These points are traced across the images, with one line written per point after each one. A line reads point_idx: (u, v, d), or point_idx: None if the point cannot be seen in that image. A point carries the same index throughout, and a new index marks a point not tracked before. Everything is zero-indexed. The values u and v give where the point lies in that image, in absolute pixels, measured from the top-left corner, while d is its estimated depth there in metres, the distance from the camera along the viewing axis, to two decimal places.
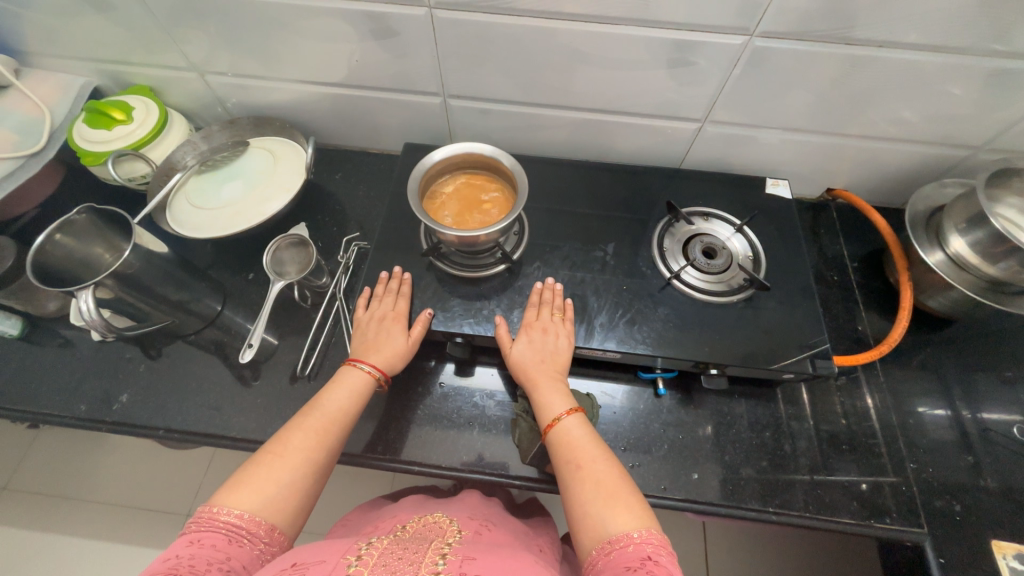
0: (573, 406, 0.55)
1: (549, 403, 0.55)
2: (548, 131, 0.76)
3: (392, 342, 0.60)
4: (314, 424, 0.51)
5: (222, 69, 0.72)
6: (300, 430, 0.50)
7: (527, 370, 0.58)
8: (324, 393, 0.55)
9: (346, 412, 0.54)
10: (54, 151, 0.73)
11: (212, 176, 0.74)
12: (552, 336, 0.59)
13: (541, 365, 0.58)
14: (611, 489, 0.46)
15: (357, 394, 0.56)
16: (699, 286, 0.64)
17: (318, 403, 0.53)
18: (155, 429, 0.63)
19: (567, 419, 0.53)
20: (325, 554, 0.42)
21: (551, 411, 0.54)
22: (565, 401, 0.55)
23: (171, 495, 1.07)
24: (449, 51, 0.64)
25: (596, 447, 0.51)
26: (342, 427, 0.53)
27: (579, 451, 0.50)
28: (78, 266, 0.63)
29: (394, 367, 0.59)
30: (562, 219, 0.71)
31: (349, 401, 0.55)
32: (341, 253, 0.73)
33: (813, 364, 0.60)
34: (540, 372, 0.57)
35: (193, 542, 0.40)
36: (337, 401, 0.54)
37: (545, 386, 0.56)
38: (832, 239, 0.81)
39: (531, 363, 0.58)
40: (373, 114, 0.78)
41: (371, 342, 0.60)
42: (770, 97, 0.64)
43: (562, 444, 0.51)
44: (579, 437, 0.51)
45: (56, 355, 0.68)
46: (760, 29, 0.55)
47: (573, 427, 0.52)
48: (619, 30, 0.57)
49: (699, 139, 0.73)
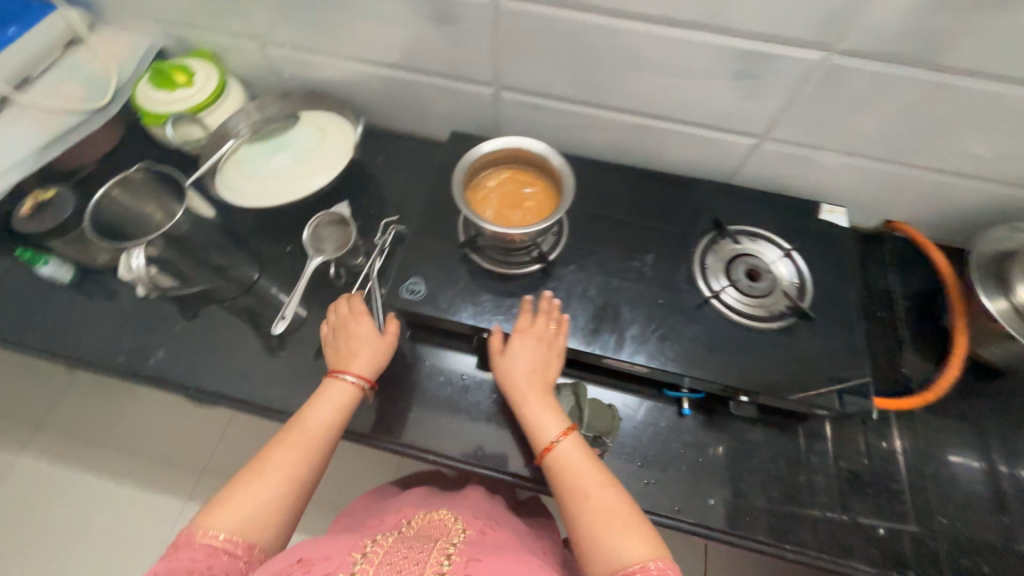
0: (567, 426, 0.54)
1: (542, 426, 0.54)
2: (597, 133, 0.74)
3: (370, 347, 0.59)
4: (296, 441, 0.51)
5: (281, 41, 0.73)
6: (283, 448, 0.51)
7: (520, 390, 0.56)
8: (310, 406, 0.55)
9: (333, 424, 0.54)
10: (117, 108, 0.76)
11: (261, 146, 0.75)
12: (546, 349, 0.58)
13: (531, 381, 0.56)
14: (615, 518, 0.46)
15: (341, 407, 0.55)
16: (738, 309, 0.62)
17: (303, 418, 0.53)
18: (186, 386, 0.66)
19: (563, 443, 0.52)
20: (330, 551, 0.45)
21: (544, 435, 0.53)
22: (557, 422, 0.54)
23: (191, 449, 1.12)
24: (507, 42, 0.63)
25: (593, 470, 0.50)
26: (326, 442, 0.53)
27: (578, 479, 0.49)
28: (131, 222, 0.66)
29: (375, 371, 0.59)
30: (602, 224, 0.69)
31: (335, 414, 0.54)
32: (378, 236, 0.74)
33: (842, 400, 0.58)
34: (530, 391, 0.56)
35: (173, 561, 0.43)
36: (322, 415, 0.54)
37: (537, 406, 0.55)
38: (884, 274, 0.76)
39: (523, 381, 0.56)
40: (421, 98, 0.77)
41: (352, 350, 0.59)
42: (837, 118, 0.61)
43: (560, 472, 0.51)
44: (576, 462, 0.51)
45: (100, 305, 0.71)
46: (840, 46, 0.53)
47: (568, 451, 0.52)
48: (687, 34, 0.55)
49: (754, 156, 0.70)
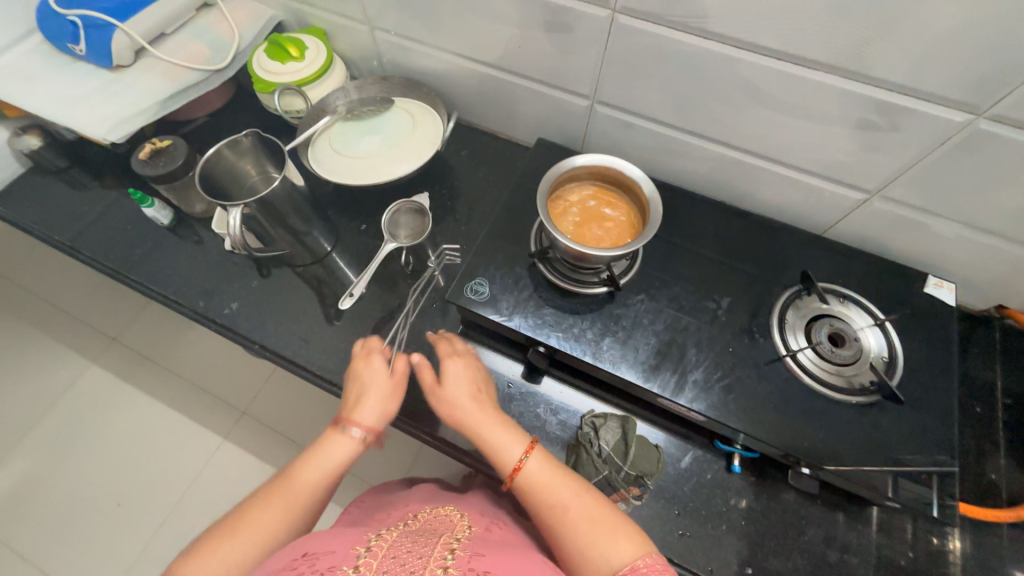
0: (528, 442, 0.52)
1: (500, 453, 0.51)
2: (690, 162, 0.71)
3: (377, 391, 0.55)
4: (280, 501, 0.48)
5: (390, 27, 0.75)
6: (264, 508, 0.47)
7: (461, 419, 0.53)
8: (302, 462, 0.51)
9: (321, 487, 0.50)
10: (233, 70, 0.81)
11: (355, 126, 0.78)
12: (473, 370, 0.58)
13: (465, 404, 0.54)
14: (595, 525, 0.45)
15: (336, 463, 0.51)
16: (816, 375, 0.57)
17: (292, 476, 0.50)
18: (252, 341, 0.69)
19: (527, 463, 0.50)
20: (335, 544, 0.43)
21: (505, 462, 0.50)
22: (515, 445, 0.51)
23: (235, 394, 1.18)
24: (615, 57, 0.61)
25: (564, 481, 0.49)
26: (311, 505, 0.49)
27: (552, 492, 0.48)
28: (231, 181, 0.69)
29: (381, 423, 0.55)
30: (679, 258, 0.66)
31: (327, 475, 0.51)
32: (432, 261, 0.74)
33: (895, 486, 0.54)
34: (474, 413, 0.53)
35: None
36: (312, 475, 0.50)
37: (492, 433, 0.52)
38: (983, 364, 0.69)
39: (461, 406, 0.54)
40: (514, 100, 0.77)
41: (359, 396, 0.55)
42: (969, 187, 0.55)
43: (532, 491, 0.49)
44: (545, 477, 0.49)
45: (188, 250, 0.76)
46: (992, 111, 0.47)
47: (535, 469, 0.49)
48: (814, 75, 0.52)
49: (859, 212, 0.65)
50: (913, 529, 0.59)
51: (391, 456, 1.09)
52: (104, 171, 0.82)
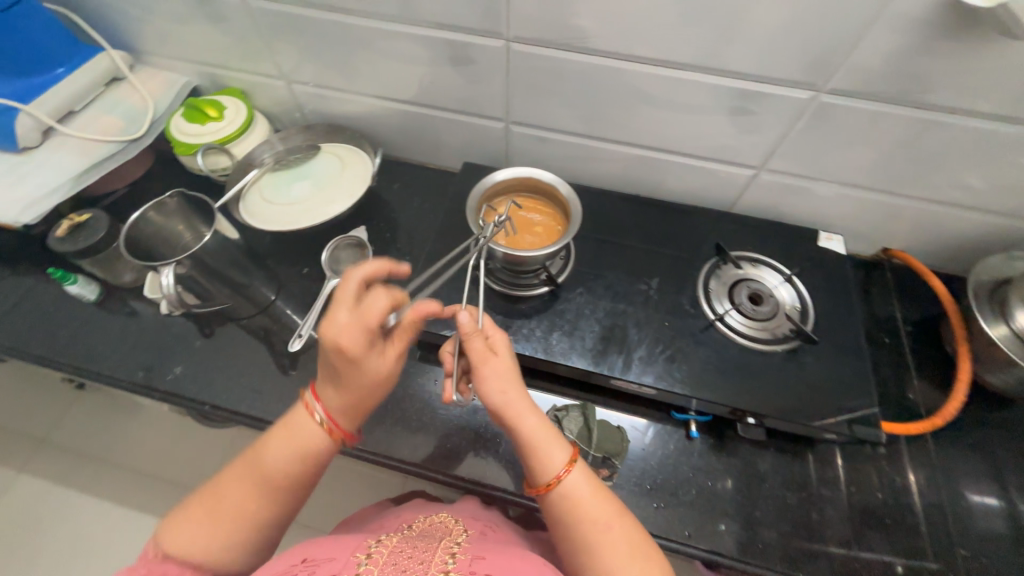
0: (571, 458, 0.48)
1: (545, 459, 0.47)
2: (603, 164, 0.78)
3: (359, 382, 0.47)
4: (247, 476, 0.48)
5: (306, 79, 0.79)
6: (234, 484, 0.47)
7: (506, 412, 0.48)
8: (270, 441, 0.49)
9: (286, 471, 0.48)
10: (151, 138, 0.81)
11: (284, 175, 0.80)
12: (503, 370, 0.50)
13: (511, 395, 0.49)
14: (631, 550, 0.44)
15: (306, 454, 0.49)
16: (742, 332, 0.64)
17: (260, 454, 0.48)
18: (201, 402, 0.67)
19: (570, 476, 0.47)
20: (335, 553, 0.44)
21: (549, 469, 0.47)
22: (562, 454, 0.48)
23: (191, 473, 1.10)
24: (518, 80, 0.68)
25: (605, 501, 0.47)
26: (276, 489, 0.48)
27: (592, 510, 0.46)
28: (161, 242, 0.68)
29: (353, 417, 0.50)
30: (608, 250, 0.72)
31: (292, 465, 0.48)
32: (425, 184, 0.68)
33: (851, 428, 0.59)
34: (519, 411, 0.48)
35: (156, 560, 0.44)
36: (276, 461, 0.48)
37: (538, 440, 0.48)
38: (884, 301, 0.78)
39: (511, 399, 0.48)
40: (436, 131, 0.82)
41: (337, 377, 0.48)
42: (831, 151, 0.65)
43: (569, 504, 0.46)
44: (587, 493, 0.47)
45: (121, 322, 0.73)
46: (828, 85, 0.57)
47: (577, 484, 0.47)
48: (685, 74, 0.60)
49: (753, 186, 0.74)
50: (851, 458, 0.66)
51: None
52: (16, 256, 0.78)
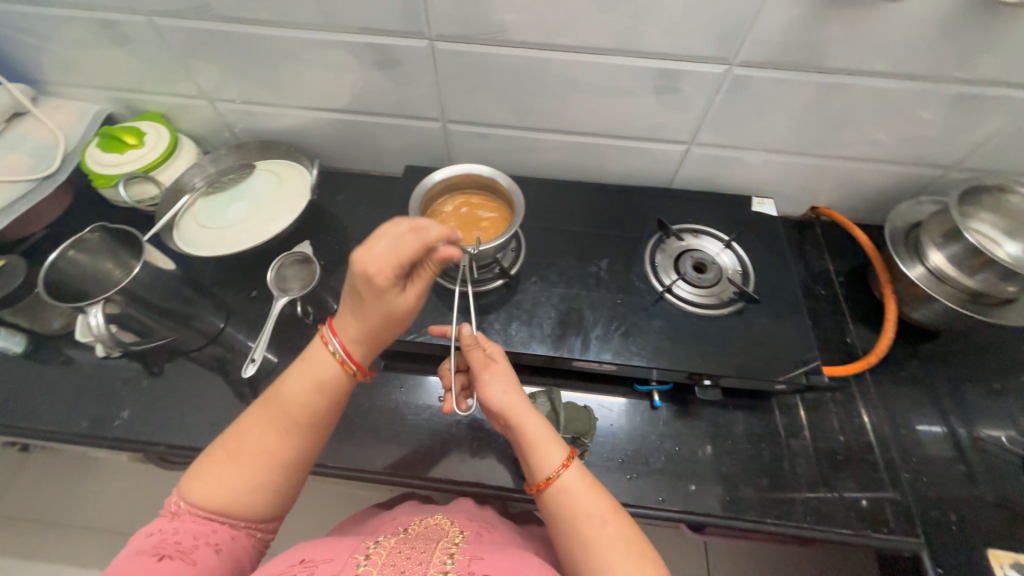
0: (568, 457, 0.49)
1: (544, 456, 0.48)
2: (543, 154, 0.79)
3: (380, 310, 0.47)
4: (268, 418, 0.48)
5: (230, 96, 0.76)
6: (255, 431, 0.47)
7: (507, 411, 0.50)
8: (287, 378, 0.49)
9: (308, 407, 0.48)
10: (66, 173, 0.76)
11: (219, 198, 0.77)
12: (501, 373, 0.52)
13: (512, 395, 0.51)
14: (627, 549, 0.44)
15: (324, 386, 0.49)
16: (691, 300, 0.67)
17: (279, 394, 0.48)
18: (156, 444, 0.64)
19: (566, 474, 0.48)
20: (334, 555, 0.43)
21: (546, 465, 0.48)
22: (559, 452, 0.49)
23: None
24: (448, 79, 0.68)
25: (601, 498, 0.47)
26: (299, 427, 0.48)
27: (588, 507, 0.46)
28: (88, 282, 0.65)
29: (371, 348, 0.50)
30: (558, 238, 0.74)
31: (314, 400, 0.48)
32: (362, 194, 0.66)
33: (808, 375, 0.63)
34: (517, 408, 0.50)
35: (174, 518, 0.44)
36: (297, 398, 0.48)
37: (537, 439, 0.49)
38: (818, 256, 0.84)
39: (512, 399, 0.51)
40: (374, 138, 0.81)
41: (358, 309, 0.48)
42: (751, 120, 0.68)
43: (566, 500, 0.47)
44: (584, 490, 0.47)
45: (57, 373, 0.69)
46: (738, 59, 0.60)
47: (574, 481, 0.48)
48: (607, 59, 0.62)
49: (687, 161, 0.77)
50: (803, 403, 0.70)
51: None
52: None
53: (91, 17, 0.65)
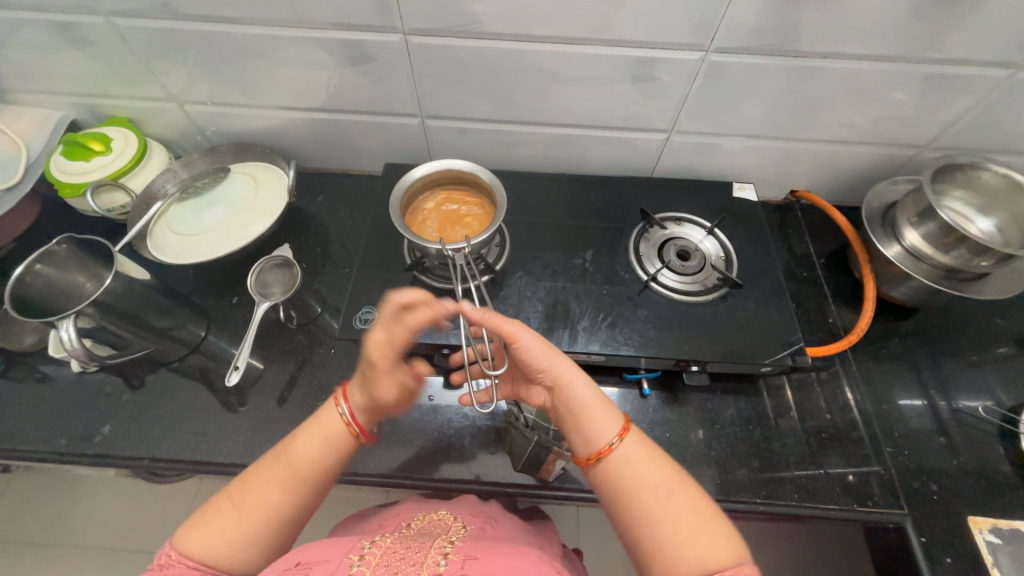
0: (624, 426, 0.47)
1: (600, 421, 0.47)
2: (525, 147, 0.79)
3: (378, 391, 0.48)
4: (279, 468, 0.47)
5: (200, 98, 0.73)
6: (266, 476, 0.46)
7: (556, 375, 0.49)
8: (301, 430, 0.49)
9: (318, 463, 0.48)
10: (31, 183, 0.73)
11: (193, 203, 0.75)
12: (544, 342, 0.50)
13: (558, 359, 0.50)
14: (699, 521, 0.41)
15: (333, 445, 0.49)
16: (675, 288, 0.67)
17: (291, 445, 0.48)
18: (140, 459, 0.62)
19: (626, 441, 0.46)
20: (330, 554, 0.43)
21: (604, 431, 0.46)
22: (616, 419, 0.47)
23: (154, 536, 1.03)
24: (425, 74, 0.67)
25: (664, 468, 0.45)
26: (309, 479, 0.47)
27: (652, 477, 0.44)
28: (59, 295, 0.63)
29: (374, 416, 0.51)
30: (542, 231, 0.74)
31: (324, 452, 0.48)
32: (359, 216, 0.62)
33: (794, 359, 0.63)
34: (564, 375, 0.49)
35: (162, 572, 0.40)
36: (309, 452, 0.48)
37: (592, 405, 0.48)
38: (799, 238, 0.85)
39: (559, 362, 0.50)
40: (352, 136, 0.80)
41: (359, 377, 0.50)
42: (729, 107, 0.69)
43: (626, 470, 0.45)
44: (644, 459, 0.45)
45: (33, 390, 0.67)
46: (714, 45, 0.60)
47: (633, 450, 0.45)
48: (584, 49, 0.61)
49: (667, 149, 0.77)
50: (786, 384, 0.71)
51: None
52: None
53: (46, 19, 0.62)
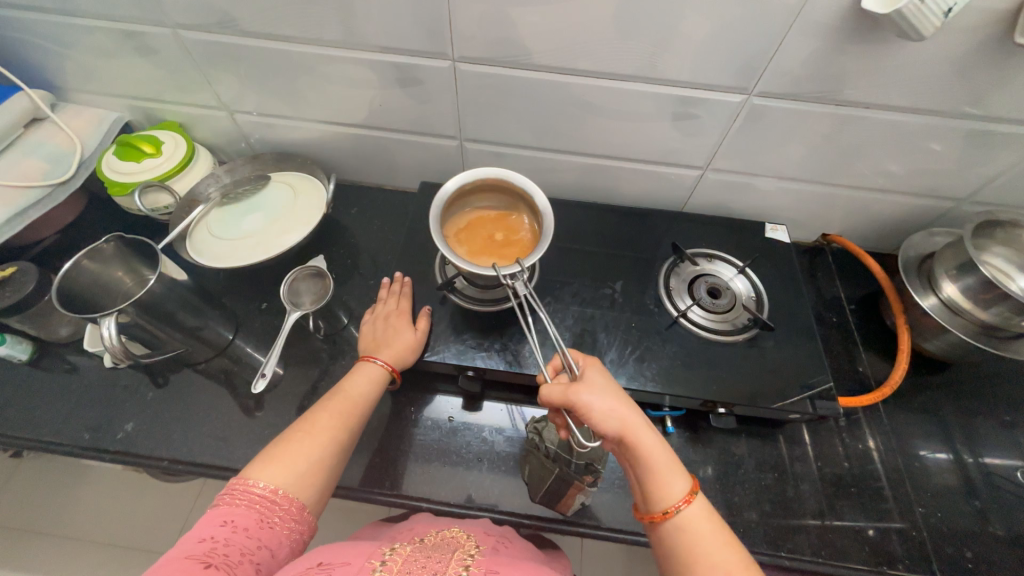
0: (689, 494, 0.45)
1: (663, 483, 0.45)
2: (561, 174, 0.80)
3: (401, 337, 0.62)
4: (337, 405, 0.53)
5: (250, 108, 0.76)
6: (326, 412, 0.52)
7: (624, 432, 0.47)
8: (346, 379, 0.57)
9: (368, 398, 0.56)
10: (82, 179, 0.76)
11: (234, 209, 0.77)
12: (613, 399, 0.48)
13: (627, 415, 0.47)
14: None
15: (375, 381, 0.58)
16: (704, 325, 0.67)
17: (341, 387, 0.56)
18: (159, 459, 0.62)
19: (689, 509, 0.44)
20: (350, 557, 0.41)
21: (666, 494, 0.45)
22: (682, 483, 0.45)
23: (150, 534, 1.03)
24: (469, 99, 0.69)
25: (729, 548, 0.42)
26: (362, 411, 0.55)
27: (712, 553, 0.42)
28: (98, 291, 0.64)
29: (405, 361, 0.61)
30: (571, 257, 0.74)
31: (370, 387, 0.57)
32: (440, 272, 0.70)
33: (814, 405, 0.62)
34: (634, 434, 0.47)
35: (226, 523, 0.41)
36: (359, 387, 0.56)
37: (659, 462, 0.46)
38: (828, 283, 0.84)
39: (627, 416, 0.47)
40: (391, 153, 0.82)
41: (381, 341, 0.62)
42: (767, 148, 0.69)
43: (685, 538, 0.43)
44: (709, 532, 0.43)
45: (61, 382, 0.68)
46: (757, 89, 0.61)
47: (696, 519, 0.44)
48: (629, 85, 0.63)
49: (701, 185, 0.78)
50: (806, 430, 0.70)
51: None
52: None
53: (116, 28, 0.65)
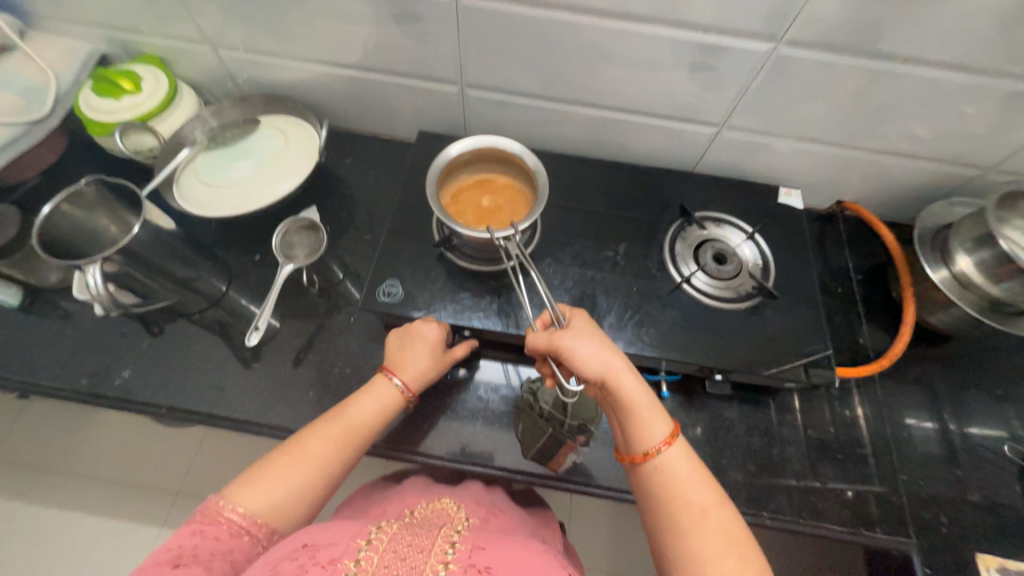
0: (670, 436, 0.46)
1: (645, 426, 0.46)
2: (567, 128, 0.76)
3: (424, 358, 0.59)
4: (335, 432, 0.52)
5: (235, 43, 0.70)
6: (322, 438, 0.51)
7: (608, 376, 0.47)
8: (355, 400, 0.55)
9: (373, 427, 0.54)
10: (59, 116, 0.72)
11: (222, 154, 0.74)
12: (598, 345, 0.48)
13: (611, 361, 0.47)
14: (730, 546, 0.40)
15: (385, 409, 0.56)
16: (706, 291, 0.65)
17: (347, 409, 0.54)
18: (156, 406, 0.63)
19: (670, 449, 0.45)
20: (335, 537, 0.42)
21: (647, 436, 0.46)
22: (663, 425, 0.46)
23: (157, 473, 1.07)
24: (470, 40, 0.63)
25: (704, 485, 0.44)
26: (360, 443, 0.53)
27: (689, 491, 0.43)
28: (84, 238, 0.62)
29: (426, 384, 0.59)
30: (574, 217, 0.71)
31: (376, 417, 0.55)
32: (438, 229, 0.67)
33: (808, 372, 0.62)
34: (617, 379, 0.47)
35: (197, 533, 0.42)
36: (364, 412, 0.54)
37: (642, 406, 0.47)
38: (838, 252, 0.82)
39: (611, 361, 0.47)
40: (387, 99, 0.77)
41: (404, 356, 0.59)
42: (789, 106, 0.64)
43: (664, 477, 0.45)
44: (687, 471, 0.44)
45: (54, 328, 0.67)
46: (786, 37, 0.55)
47: (676, 460, 0.45)
48: (645, 28, 0.57)
49: (715, 144, 0.74)
50: (799, 399, 0.71)
51: (354, 484, 1.05)
52: None
53: None
